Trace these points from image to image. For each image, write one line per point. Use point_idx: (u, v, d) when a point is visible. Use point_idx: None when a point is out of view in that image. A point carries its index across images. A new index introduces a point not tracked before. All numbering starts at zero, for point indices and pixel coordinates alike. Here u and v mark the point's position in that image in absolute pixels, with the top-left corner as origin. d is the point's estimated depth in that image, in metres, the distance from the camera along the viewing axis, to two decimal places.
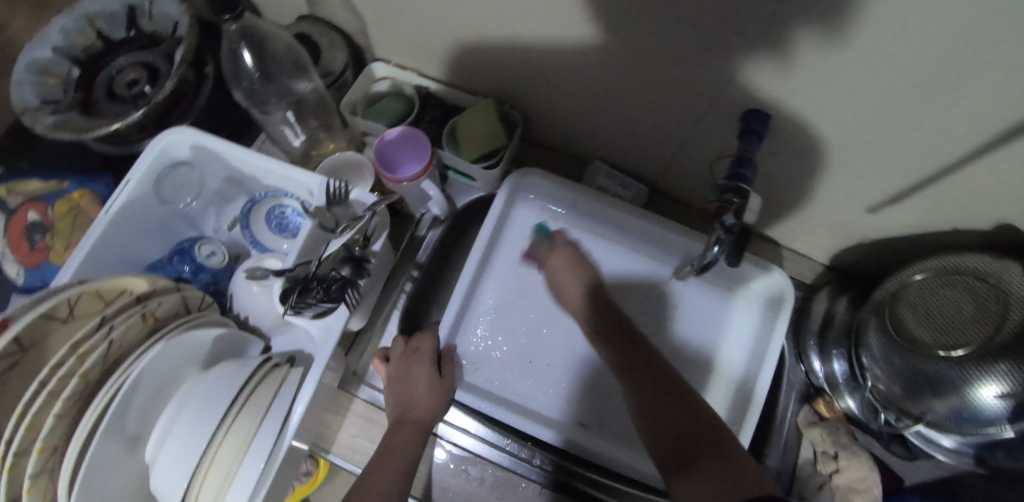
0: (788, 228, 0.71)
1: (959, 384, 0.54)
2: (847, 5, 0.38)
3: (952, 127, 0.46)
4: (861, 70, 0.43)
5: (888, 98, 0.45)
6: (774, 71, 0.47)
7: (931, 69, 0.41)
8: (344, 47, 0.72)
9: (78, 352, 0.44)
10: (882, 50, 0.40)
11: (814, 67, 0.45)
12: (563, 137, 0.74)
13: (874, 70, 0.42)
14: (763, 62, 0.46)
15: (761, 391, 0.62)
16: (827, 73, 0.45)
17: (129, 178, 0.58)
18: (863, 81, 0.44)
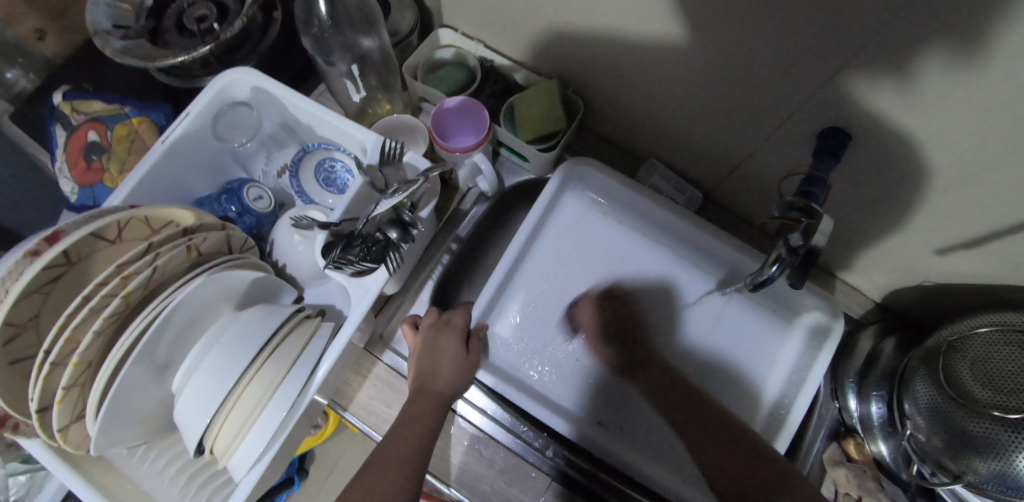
0: (845, 256, 0.68)
1: (1009, 449, 0.50)
2: (967, 28, 0.35)
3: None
4: (972, 97, 0.40)
5: (991, 133, 0.42)
6: (868, 88, 0.44)
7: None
8: (414, 8, 0.70)
9: (122, 274, 0.44)
10: (996, 81, 0.37)
11: (916, 88, 0.42)
12: (623, 130, 0.72)
13: (985, 99, 0.39)
14: (857, 77, 0.43)
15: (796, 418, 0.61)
16: (929, 97, 0.42)
17: (189, 111, 0.57)
18: (969, 110, 0.41)
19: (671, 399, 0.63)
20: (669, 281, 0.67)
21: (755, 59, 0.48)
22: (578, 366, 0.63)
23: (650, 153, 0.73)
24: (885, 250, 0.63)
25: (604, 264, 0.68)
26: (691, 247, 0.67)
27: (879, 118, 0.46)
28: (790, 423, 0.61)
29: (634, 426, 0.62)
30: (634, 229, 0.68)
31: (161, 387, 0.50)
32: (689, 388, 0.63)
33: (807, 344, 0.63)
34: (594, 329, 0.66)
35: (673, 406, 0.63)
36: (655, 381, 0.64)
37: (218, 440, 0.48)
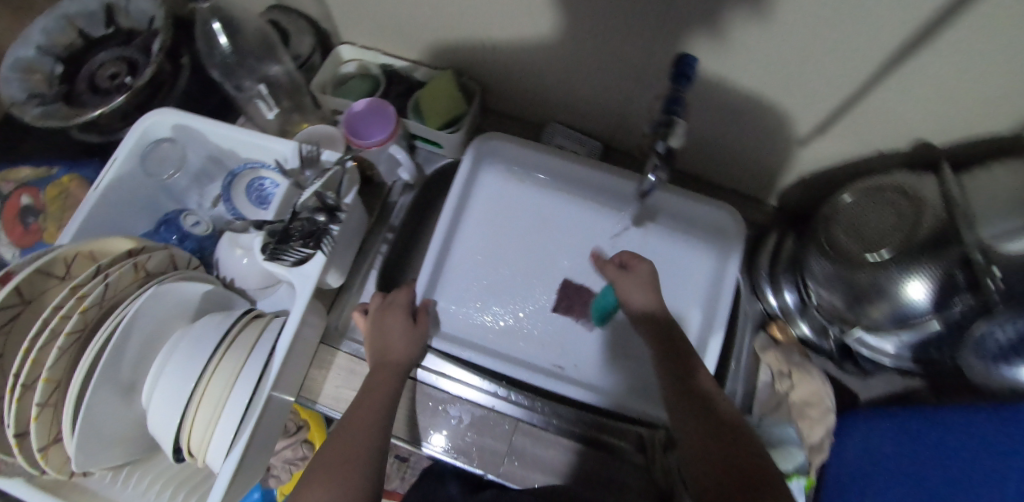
0: (736, 170, 0.78)
1: (889, 287, 0.58)
2: None
3: (852, 50, 0.52)
4: (766, 0, 0.49)
5: (794, 26, 0.51)
6: (692, 9, 0.53)
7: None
8: (311, 32, 0.77)
9: (76, 294, 0.48)
10: None
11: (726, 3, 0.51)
12: (520, 103, 0.80)
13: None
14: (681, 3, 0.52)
15: (719, 327, 0.68)
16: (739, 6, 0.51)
17: (115, 157, 0.62)
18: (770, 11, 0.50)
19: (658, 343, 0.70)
20: (590, 226, 0.74)
21: (603, 13, 0.57)
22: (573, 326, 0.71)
23: (549, 118, 0.81)
24: (762, 153, 0.72)
25: (533, 224, 0.74)
26: (599, 191, 0.74)
27: (710, 34, 0.55)
28: (717, 325, 0.69)
29: (621, 370, 0.69)
30: (548, 187, 0.75)
31: (131, 405, 0.53)
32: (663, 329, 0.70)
33: (720, 255, 0.72)
34: (536, 285, 0.72)
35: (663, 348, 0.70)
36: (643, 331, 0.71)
37: (192, 435, 0.52)
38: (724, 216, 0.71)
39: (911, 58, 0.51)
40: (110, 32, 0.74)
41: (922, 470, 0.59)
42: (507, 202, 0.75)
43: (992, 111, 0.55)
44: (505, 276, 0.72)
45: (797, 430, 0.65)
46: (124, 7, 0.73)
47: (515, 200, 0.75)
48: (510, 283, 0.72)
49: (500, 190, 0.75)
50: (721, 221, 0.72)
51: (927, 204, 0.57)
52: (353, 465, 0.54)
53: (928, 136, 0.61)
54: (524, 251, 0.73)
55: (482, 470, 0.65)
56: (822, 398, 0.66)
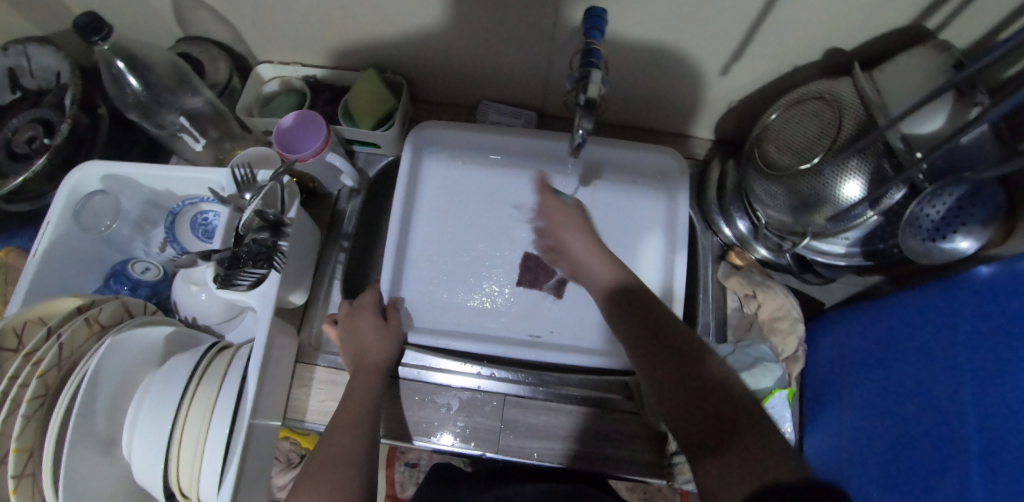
0: (670, 111, 0.79)
1: (826, 192, 0.60)
2: None
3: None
4: None
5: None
6: None
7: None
8: (225, 57, 0.75)
9: (31, 360, 0.48)
10: None
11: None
12: (448, 89, 0.80)
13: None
14: None
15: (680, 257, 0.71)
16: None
17: (48, 219, 0.61)
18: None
19: None
20: None
21: None
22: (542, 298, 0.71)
23: (480, 97, 0.82)
24: (690, 90, 0.74)
25: (484, 203, 0.75)
26: (540, 158, 0.75)
27: None
28: (678, 263, 0.71)
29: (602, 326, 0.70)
30: (491, 164, 0.76)
31: (113, 461, 0.53)
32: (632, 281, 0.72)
33: (669, 197, 0.74)
34: (499, 262, 0.73)
35: None
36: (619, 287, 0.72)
37: (181, 474, 0.53)
38: (663, 157, 0.74)
39: None
40: (18, 96, 0.72)
41: (895, 348, 0.60)
42: (454, 187, 0.75)
43: (890, 7, 0.58)
44: (468, 260, 0.73)
45: (771, 346, 0.68)
46: (28, 68, 0.71)
47: (462, 184, 0.75)
48: (473, 266, 0.72)
49: (446, 177, 0.75)
50: (663, 163, 0.74)
51: (845, 106, 0.60)
52: (341, 468, 0.54)
53: (837, 43, 0.64)
54: (481, 231, 0.74)
55: (480, 450, 0.66)
56: (789, 311, 0.69)
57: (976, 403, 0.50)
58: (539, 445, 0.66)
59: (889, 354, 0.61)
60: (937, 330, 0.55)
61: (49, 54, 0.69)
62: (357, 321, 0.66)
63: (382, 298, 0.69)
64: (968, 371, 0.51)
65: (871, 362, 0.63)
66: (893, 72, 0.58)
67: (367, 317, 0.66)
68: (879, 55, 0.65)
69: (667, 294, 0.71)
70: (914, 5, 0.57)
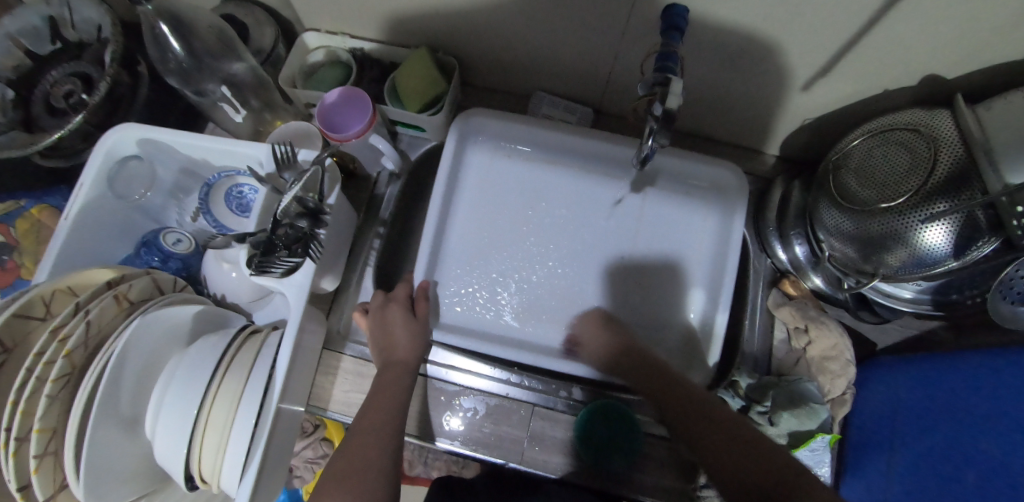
0: (734, 121, 0.74)
1: (906, 233, 0.55)
2: None
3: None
4: None
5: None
6: None
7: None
8: (272, 23, 0.72)
9: (57, 337, 0.46)
10: None
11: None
12: (501, 75, 0.76)
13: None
14: None
15: (728, 280, 0.65)
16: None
17: (82, 182, 0.59)
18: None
19: (672, 310, 0.66)
20: (588, 196, 0.68)
21: None
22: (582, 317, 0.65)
23: (533, 88, 0.77)
24: (762, 102, 0.68)
25: (526, 200, 0.68)
26: (592, 158, 0.67)
27: None
28: (724, 290, 0.65)
29: (644, 342, 0.65)
30: (530, 158, 0.68)
31: (135, 440, 0.51)
32: (672, 299, 0.66)
33: (724, 214, 0.66)
34: (535, 265, 0.67)
35: (672, 313, 0.66)
36: (663, 305, 0.66)
37: (203, 462, 0.51)
38: (722, 170, 0.66)
39: None
40: (59, 47, 0.70)
41: (959, 409, 0.56)
42: (495, 184, 0.68)
43: (1006, 38, 0.52)
44: (507, 262, 0.67)
45: (818, 386, 0.64)
46: (70, 20, 0.69)
47: (505, 177, 0.68)
48: (508, 268, 0.67)
49: (489, 172, 0.68)
50: (722, 175, 0.66)
51: (942, 141, 0.54)
52: (366, 474, 0.51)
53: (936, 71, 0.58)
54: (515, 231, 0.67)
55: (502, 459, 0.64)
56: (842, 351, 0.65)
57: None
58: (564, 462, 0.64)
59: (951, 414, 0.56)
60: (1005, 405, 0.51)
61: (93, 7, 0.67)
62: (387, 313, 0.63)
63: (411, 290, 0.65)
64: None
65: (926, 414, 0.60)
66: (1002, 111, 0.52)
67: (399, 312, 0.63)
68: (985, 87, 0.59)
69: (709, 317, 0.65)
70: None
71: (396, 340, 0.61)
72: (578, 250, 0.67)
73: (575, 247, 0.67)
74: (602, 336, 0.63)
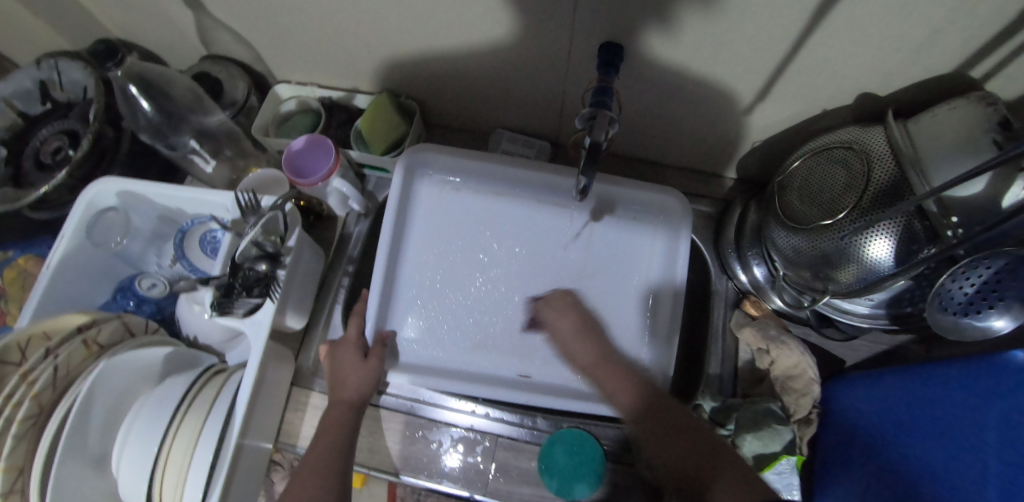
0: (687, 148, 0.76)
1: (850, 250, 0.56)
2: None
3: (776, 11, 0.50)
4: None
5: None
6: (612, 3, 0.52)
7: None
8: (244, 76, 0.77)
9: (26, 380, 0.49)
10: None
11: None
12: (463, 115, 0.80)
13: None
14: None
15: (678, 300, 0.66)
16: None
17: (63, 232, 0.63)
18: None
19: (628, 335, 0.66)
20: (543, 227, 0.68)
21: (522, 13, 0.56)
22: (538, 351, 0.65)
23: (494, 125, 0.81)
24: (710, 128, 0.71)
25: (478, 232, 0.67)
26: (541, 191, 0.67)
27: (629, 14, 0.53)
28: (676, 306, 0.66)
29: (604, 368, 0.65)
30: (482, 192, 0.68)
31: (102, 478, 0.53)
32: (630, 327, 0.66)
33: (671, 237, 0.67)
34: (489, 298, 0.66)
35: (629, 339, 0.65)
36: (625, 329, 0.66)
37: (164, 497, 0.53)
38: (666, 197, 0.67)
39: (833, 15, 0.50)
40: (48, 107, 0.75)
41: (906, 418, 0.59)
42: (446, 218, 0.67)
43: (927, 56, 0.54)
44: (462, 296, 0.66)
45: (782, 406, 0.64)
46: (58, 82, 0.74)
47: (453, 210, 0.68)
48: (463, 303, 0.66)
49: (439, 207, 0.67)
50: (666, 203, 0.68)
51: (875, 156, 0.55)
52: None
53: (869, 89, 0.60)
54: (469, 263, 0.67)
55: (467, 491, 0.63)
56: (804, 370, 0.64)
57: (1000, 461, 0.52)
58: (530, 493, 0.63)
59: (895, 425, 0.60)
60: (948, 391, 0.56)
61: (79, 69, 0.73)
62: (338, 356, 0.63)
63: (368, 332, 0.64)
64: (993, 422, 0.53)
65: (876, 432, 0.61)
66: (930, 124, 0.53)
67: (352, 356, 0.62)
68: (921, 102, 0.61)
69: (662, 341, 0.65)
70: (957, 53, 0.53)
71: (345, 383, 0.61)
72: (535, 280, 0.67)
73: (534, 276, 0.67)
74: (577, 344, 0.63)
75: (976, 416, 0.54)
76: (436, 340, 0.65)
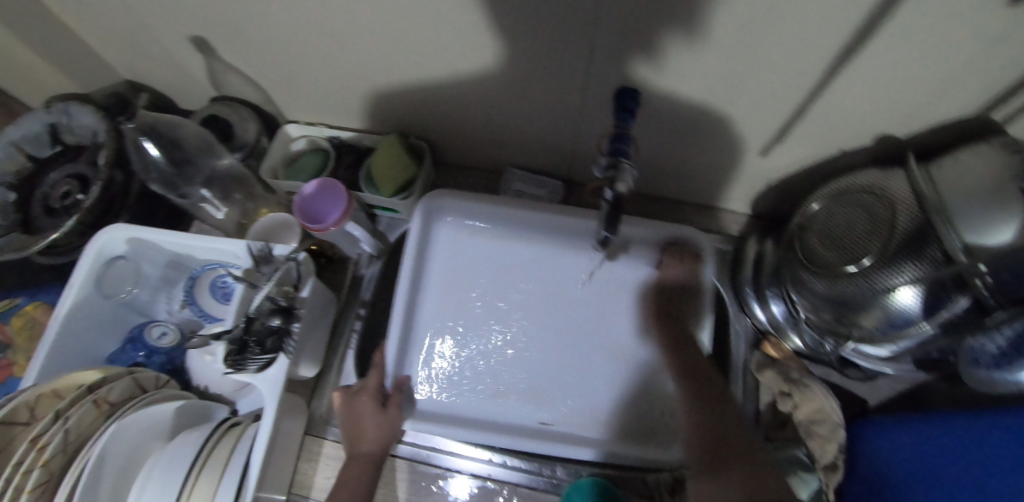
0: (700, 186, 0.75)
1: (874, 296, 0.55)
2: None
3: (800, 54, 0.50)
4: (692, 39, 0.50)
5: (730, 41, 0.49)
6: (632, 50, 0.52)
7: (753, 7, 0.45)
8: (255, 118, 0.76)
9: (37, 445, 0.47)
10: (711, 12, 0.46)
11: (654, 29, 0.49)
12: (474, 153, 0.79)
13: (716, 14, 0.46)
14: (618, 45, 0.52)
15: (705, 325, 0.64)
16: (671, 27, 0.49)
17: (72, 282, 0.62)
18: (708, 27, 0.48)
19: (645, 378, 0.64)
20: (557, 271, 0.67)
21: (541, 56, 0.56)
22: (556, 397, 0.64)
23: (505, 164, 0.80)
24: (724, 167, 0.70)
25: (493, 278, 0.67)
26: (560, 233, 0.66)
27: (649, 57, 0.53)
28: (701, 341, 0.62)
29: (623, 414, 0.63)
30: (498, 236, 0.67)
31: None
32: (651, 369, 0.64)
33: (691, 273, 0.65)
34: (507, 343, 0.65)
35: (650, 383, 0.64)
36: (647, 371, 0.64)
37: None
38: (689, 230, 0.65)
39: (856, 60, 0.50)
40: (57, 150, 0.74)
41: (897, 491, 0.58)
42: (461, 264, 0.67)
43: (950, 101, 0.54)
44: (478, 344, 0.65)
45: (808, 453, 0.62)
46: (69, 125, 0.74)
47: (467, 257, 0.67)
48: (478, 350, 0.65)
49: (456, 251, 0.67)
50: (689, 237, 0.65)
51: (897, 202, 0.55)
52: None
53: (890, 131, 0.59)
54: (485, 309, 0.66)
55: None
56: (830, 414, 0.63)
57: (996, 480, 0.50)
58: None
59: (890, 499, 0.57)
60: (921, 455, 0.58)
61: (89, 114, 0.72)
62: (356, 405, 0.61)
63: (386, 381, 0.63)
64: (959, 455, 0.54)
65: None
66: (954, 170, 0.53)
67: (371, 408, 0.60)
68: (941, 144, 0.60)
69: None
70: (981, 97, 0.53)
71: (364, 435, 0.60)
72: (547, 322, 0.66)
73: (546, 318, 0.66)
74: (639, 303, 0.65)
75: (950, 461, 0.55)
76: (453, 388, 0.64)
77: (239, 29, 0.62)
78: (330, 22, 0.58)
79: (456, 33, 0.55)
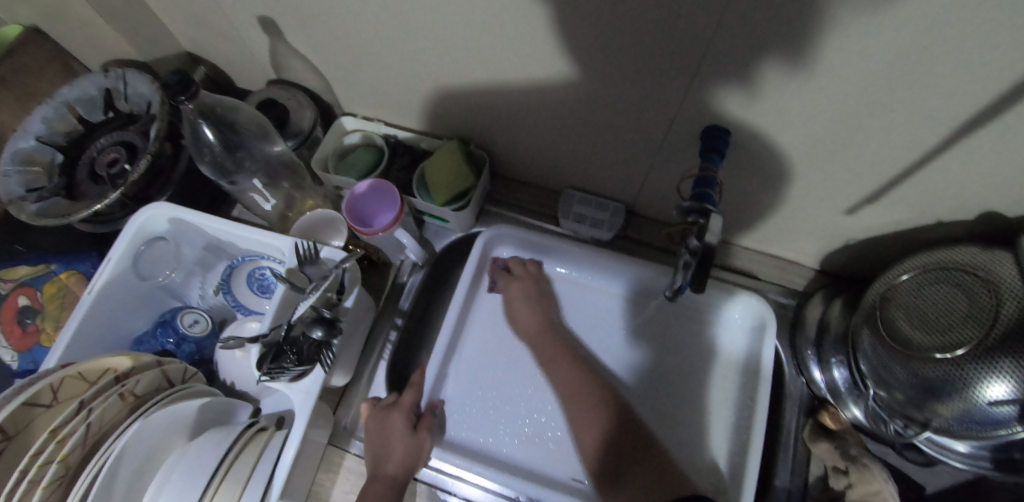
0: (767, 236, 0.71)
1: (961, 388, 0.50)
2: (785, 20, 0.40)
3: (923, 114, 0.45)
4: (804, 87, 0.46)
5: (847, 93, 0.45)
6: (733, 91, 0.48)
7: (887, 57, 0.40)
8: (311, 106, 0.74)
9: (56, 437, 0.45)
10: (836, 59, 0.42)
11: (763, 71, 0.45)
12: (533, 170, 0.75)
13: (841, 63, 0.42)
14: (720, 84, 0.48)
15: (768, 360, 0.60)
16: (784, 72, 0.45)
17: (109, 257, 0.59)
18: (826, 76, 0.44)
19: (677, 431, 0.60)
20: (611, 318, 0.66)
21: (628, 82, 0.52)
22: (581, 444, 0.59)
23: (563, 184, 0.76)
24: (800, 222, 0.66)
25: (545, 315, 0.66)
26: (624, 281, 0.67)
27: (750, 101, 0.49)
28: (759, 412, 0.58)
29: None
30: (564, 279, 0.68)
31: None
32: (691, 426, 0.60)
33: (755, 331, 0.63)
34: (550, 379, 0.62)
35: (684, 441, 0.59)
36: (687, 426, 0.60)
37: None
38: (755, 302, 0.62)
39: (984, 131, 0.45)
40: (109, 116, 0.72)
41: None
42: (515, 293, 0.67)
43: None
44: (520, 377, 0.63)
45: None
46: (123, 92, 0.72)
47: (522, 287, 0.67)
48: (518, 382, 0.63)
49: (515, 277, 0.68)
50: (752, 307, 0.63)
51: (1004, 290, 0.50)
52: None
53: (997, 209, 0.54)
54: (532, 338, 0.65)
55: None
56: (887, 500, 0.57)
57: None
58: None
59: None
60: None
61: (147, 83, 0.70)
62: (387, 423, 0.58)
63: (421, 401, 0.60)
64: None
65: None
66: None
67: (402, 430, 0.57)
68: None
69: (738, 449, 0.58)
70: None
71: (389, 457, 0.56)
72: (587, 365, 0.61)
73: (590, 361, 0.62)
74: (523, 313, 0.64)
75: None
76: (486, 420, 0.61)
77: (312, 15, 0.59)
78: (410, 20, 0.54)
79: (543, 47, 0.52)
